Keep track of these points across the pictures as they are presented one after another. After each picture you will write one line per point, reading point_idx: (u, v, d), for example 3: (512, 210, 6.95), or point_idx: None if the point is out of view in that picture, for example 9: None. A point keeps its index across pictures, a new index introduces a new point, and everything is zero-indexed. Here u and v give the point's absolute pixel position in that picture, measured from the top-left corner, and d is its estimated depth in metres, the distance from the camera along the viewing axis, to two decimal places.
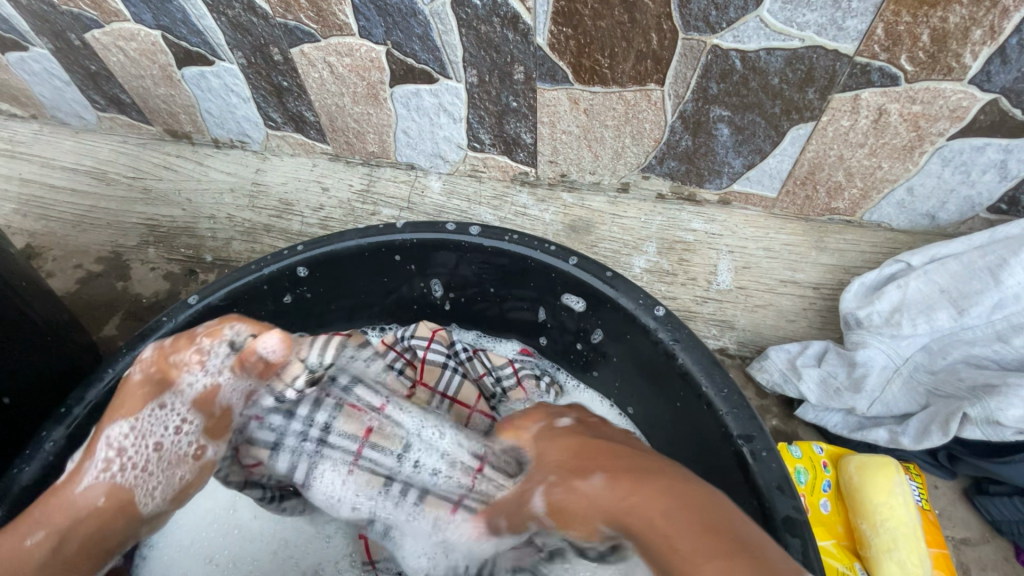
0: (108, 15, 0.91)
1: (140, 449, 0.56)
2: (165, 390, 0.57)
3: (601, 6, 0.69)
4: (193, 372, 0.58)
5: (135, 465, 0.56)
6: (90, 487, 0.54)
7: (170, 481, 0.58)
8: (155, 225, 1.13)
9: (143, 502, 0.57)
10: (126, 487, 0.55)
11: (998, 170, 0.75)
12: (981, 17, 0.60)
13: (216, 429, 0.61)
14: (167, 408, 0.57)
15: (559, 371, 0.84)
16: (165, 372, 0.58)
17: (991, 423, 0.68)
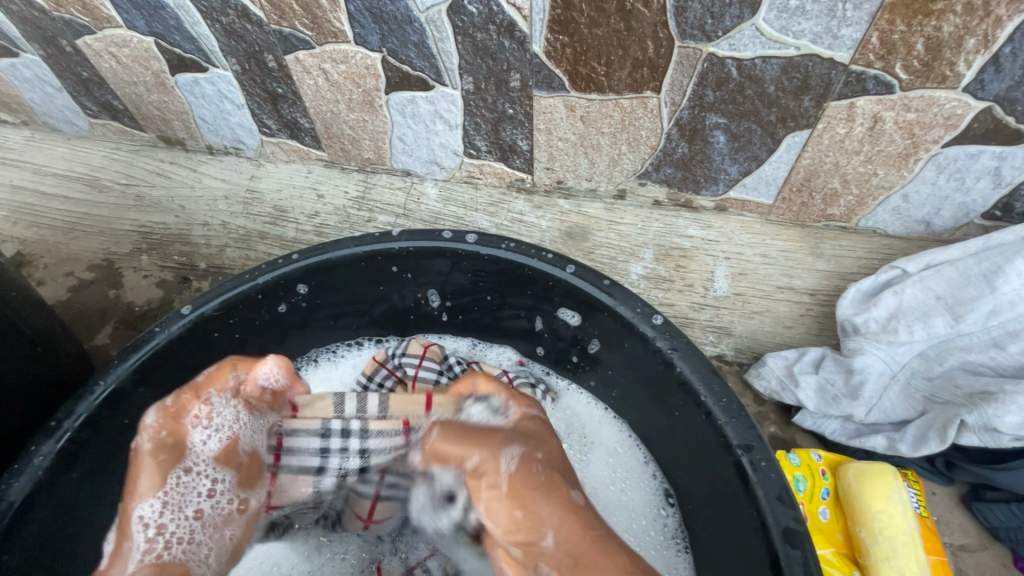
0: (101, 21, 0.90)
1: (179, 522, 0.58)
2: (181, 457, 0.60)
3: (597, 14, 0.69)
4: (199, 431, 0.61)
5: (180, 539, 0.58)
6: (137, 572, 0.55)
7: (223, 543, 0.61)
8: (148, 232, 1.12)
9: (201, 572, 0.58)
10: (178, 561, 0.57)
11: (992, 177, 0.75)
12: (974, 26, 0.61)
13: (248, 478, 0.63)
14: (192, 475, 0.60)
15: (550, 375, 0.83)
16: (173, 441, 0.60)
17: (988, 430, 0.68)
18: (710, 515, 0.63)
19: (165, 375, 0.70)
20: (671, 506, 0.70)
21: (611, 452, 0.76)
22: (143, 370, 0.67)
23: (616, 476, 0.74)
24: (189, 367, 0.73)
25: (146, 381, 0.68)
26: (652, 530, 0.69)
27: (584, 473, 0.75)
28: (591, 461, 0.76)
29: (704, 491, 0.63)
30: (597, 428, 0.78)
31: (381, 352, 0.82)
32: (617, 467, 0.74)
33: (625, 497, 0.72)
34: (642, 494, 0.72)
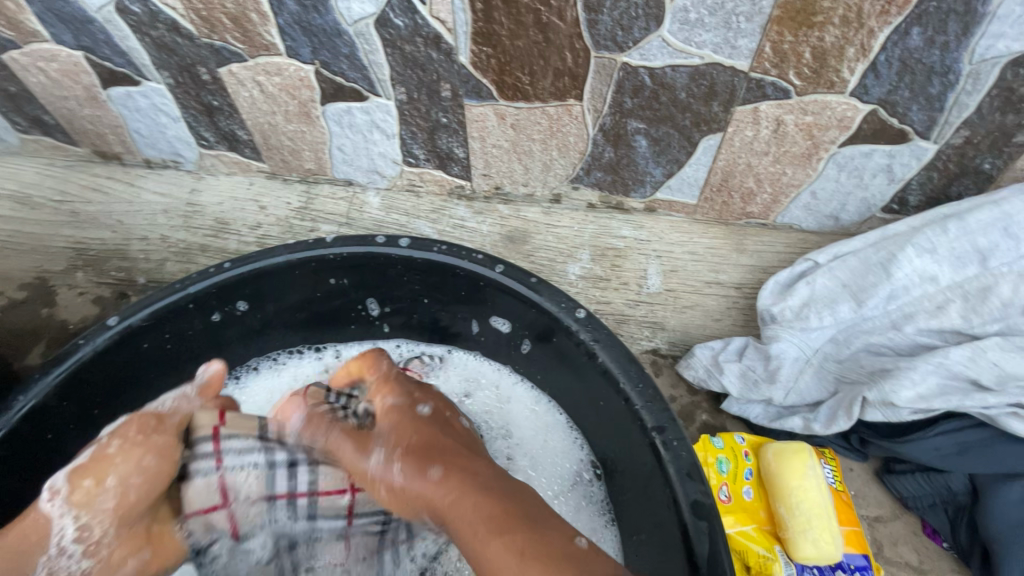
0: (27, 35, 0.89)
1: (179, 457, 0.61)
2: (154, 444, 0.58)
3: (516, 27, 0.73)
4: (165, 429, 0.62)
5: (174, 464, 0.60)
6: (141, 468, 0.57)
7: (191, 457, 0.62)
8: (83, 248, 1.09)
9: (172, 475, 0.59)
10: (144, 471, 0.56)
11: (886, 174, 0.82)
12: (852, 37, 0.67)
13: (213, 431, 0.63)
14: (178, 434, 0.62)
15: (454, 350, 0.86)
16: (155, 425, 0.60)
17: (886, 405, 0.73)
18: (631, 493, 0.66)
19: (90, 388, 0.69)
20: (590, 459, 0.74)
21: (526, 408, 0.80)
22: (66, 384, 0.66)
23: (537, 428, 0.78)
24: (116, 379, 0.71)
25: (71, 396, 0.67)
26: (583, 478, 0.74)
27: (506, 422, 0.79)
28: (507, 418, 0.80)
29: (626, 472, 0.66)
30: (510, 390, 0.82)
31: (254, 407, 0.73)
32: (537, 425, 0.78)
33: (549, 449, 0.76)
34: (565, 445, 0.76)
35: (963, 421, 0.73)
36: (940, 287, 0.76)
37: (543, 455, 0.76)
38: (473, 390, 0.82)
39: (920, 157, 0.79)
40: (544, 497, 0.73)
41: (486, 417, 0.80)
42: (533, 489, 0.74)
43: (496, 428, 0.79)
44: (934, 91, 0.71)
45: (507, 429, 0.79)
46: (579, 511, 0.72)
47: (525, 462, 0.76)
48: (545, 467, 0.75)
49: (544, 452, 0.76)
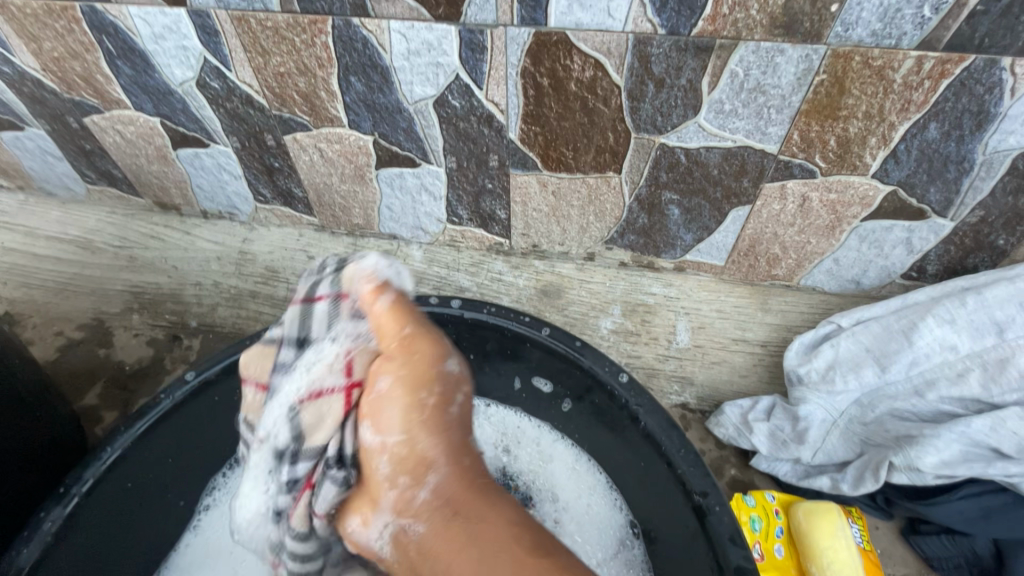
0: (109, 103, 0.97)
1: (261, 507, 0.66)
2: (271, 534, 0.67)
3: (564, 110, 0.80)
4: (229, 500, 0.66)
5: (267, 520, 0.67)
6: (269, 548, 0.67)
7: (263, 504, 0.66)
8: (140, 291, 1.16)
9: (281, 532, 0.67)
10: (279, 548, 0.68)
11: (905, 245, 0.87)
12: (874, 129, 0.73)
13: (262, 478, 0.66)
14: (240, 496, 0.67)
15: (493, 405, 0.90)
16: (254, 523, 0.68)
17: (911, 469, 0.77)
18: (671, 553, 0.69)
19: (168, 438, 0.74)
20: (630, 521, 0.76)
21: (569, 473, 0.83)
22: (147, 435, 0.71)
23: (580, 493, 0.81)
24: (189, 429, 0.77)
25: (149, 446, 0.72)
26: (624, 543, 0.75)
27: (546, 481, 0.83)
28: (550, 483, 0.83)
29: (667, 532, 0.70)
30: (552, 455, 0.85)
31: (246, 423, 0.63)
32: (580, 490, 0.81)
33: (592, 516, 0.79)
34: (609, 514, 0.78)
35: (985, 485, 0.76)
36: (960, 356, 0.80)
37: (585, 520, 0.79)
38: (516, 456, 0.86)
39: (938, 232, 0.84)
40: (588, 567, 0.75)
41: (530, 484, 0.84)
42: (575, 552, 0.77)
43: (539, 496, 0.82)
44: (951, 176, 0.77)
45: (550, 496, 0.82)
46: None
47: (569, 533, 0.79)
48: (590, 535, 0.78)
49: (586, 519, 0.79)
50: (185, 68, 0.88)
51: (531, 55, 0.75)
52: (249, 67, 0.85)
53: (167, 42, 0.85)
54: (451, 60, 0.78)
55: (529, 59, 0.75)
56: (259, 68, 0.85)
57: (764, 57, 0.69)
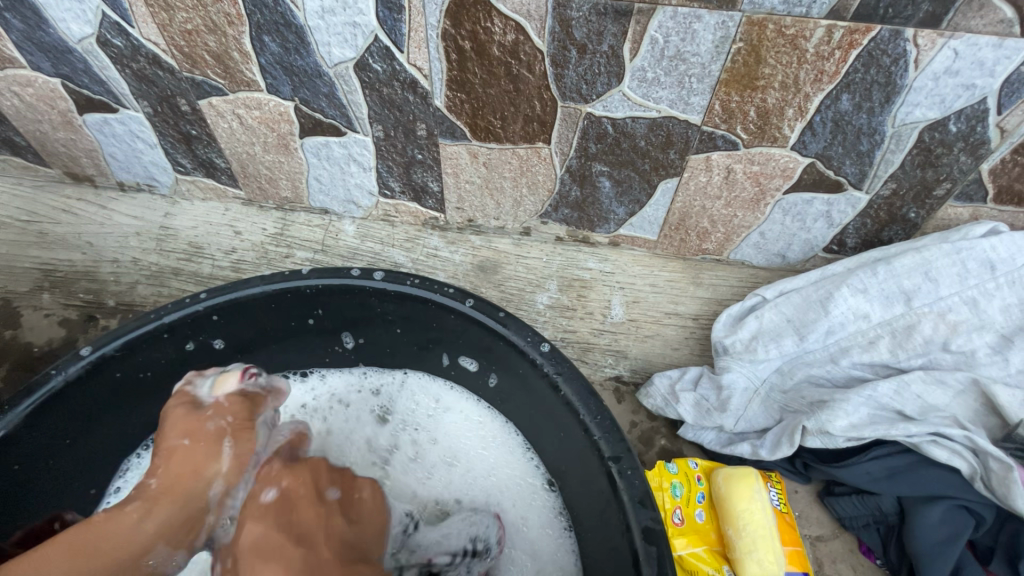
0: (2, 61, 0.89)
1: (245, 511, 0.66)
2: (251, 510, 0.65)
3: (489, 77, 0.78)
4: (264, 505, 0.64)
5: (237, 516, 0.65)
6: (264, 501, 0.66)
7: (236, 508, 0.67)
8: (51, 269, 1.09)
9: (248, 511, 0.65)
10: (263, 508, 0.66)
11: (825, 219, 0.89)
12: (791, 99, 0.74)
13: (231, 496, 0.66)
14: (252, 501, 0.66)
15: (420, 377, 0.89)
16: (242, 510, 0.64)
17: (823, 433, 0.80)
18: (590, 521, 0.70)
19: (60, 419, 0.69)
20: (549, 479, 0.80)
21: (479, 436, 0.85)
22: (36, 414, 0.66)
23: (488, 451, 0.84)
24: (90, 408, 0.72)
25: (40, 425, 0.67)
26: (543, 495, 0.79)
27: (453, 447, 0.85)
28: (460, 452, 0.85)
29: (586, 499, 0.70)
30: (466, 424, 0.86)
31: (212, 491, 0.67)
32: (494, 452, 0.83)
33: (504, 475, 0.82)
34: (523, 471, 0.81)
35: (892, 447, 0.80)
36: (872, 324, 0.83)
37: (495, 468, 0.82)
38: (420, 431, 0.87)
39: (855, 206, 0.86)
40: (510, 511, 0.79)
41: (432, 446, 0.86)
42: (489, 489, 0.81)
43: (443, 452, 0.85)
44: (864, 148, 0.79)
45: (454, 454, 0.85)
46: (533, 540, 0.77)
47: (484, 480, 0.82)
48: (504, 492, 0.81)
49: (495, 481, 0.82)
50: (83, 23, 0.81)
51: (451, 16, 0.72)
52: (154, 23, 0.80)
53: None
54: (369, 20, 0.74)
55: (449, 21, 0.73)
56: (165, 25, 0.79)
57: (682, 23, 0.68)
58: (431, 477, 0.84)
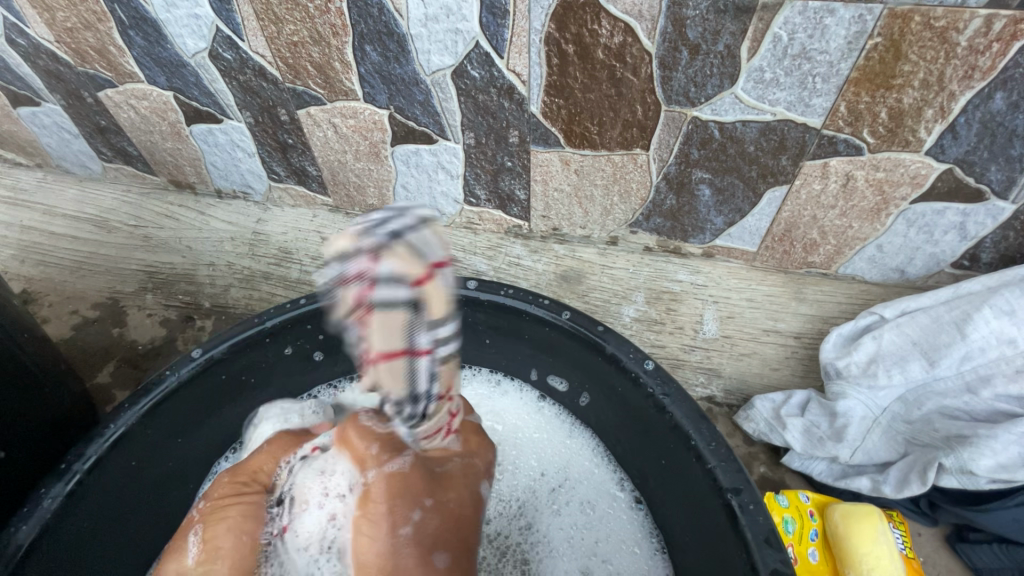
0: (123, 76, 0.95)
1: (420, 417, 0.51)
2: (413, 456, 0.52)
3: (590, 81, 0.76)
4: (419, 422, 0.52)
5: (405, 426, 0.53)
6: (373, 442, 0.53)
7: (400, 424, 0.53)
8: (155, 271, 1.15)
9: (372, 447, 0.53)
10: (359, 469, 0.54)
11: (958, 231, 0.80)
12: (932, 99, 0.67)
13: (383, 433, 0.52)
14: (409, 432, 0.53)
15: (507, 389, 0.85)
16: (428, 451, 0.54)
17: (965, 473, 0.72)
18: (699, 558, 0.64)
19: (172, 418, 0.71)
20: (634, 493, 0.75)
21: (547, 450, 0.80)
22: (150, 413, 0.68)
23: (554, 464, 0.79)
24: (196, 410, 0.74)
25: (152, 425, 0.69)
26: (625, 509, 0.74)
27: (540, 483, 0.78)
28: (520, 471, 0.78)
29: (695, 531, 0.65)
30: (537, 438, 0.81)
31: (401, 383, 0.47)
32: (565, 464, 0.78)
33: (579, 488, 0.76)
34: (597, 483, 0.76)
35: None
36: (1019, 351, 0.74)
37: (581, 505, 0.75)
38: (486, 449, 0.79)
39: (996, 217, 0.77)
40: (597, 550, 0.72)
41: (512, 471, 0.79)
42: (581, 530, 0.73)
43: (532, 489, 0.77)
44: (1015, 153, 0.70)
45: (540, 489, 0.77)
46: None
47: (579, 520, 0.74)
48: (574, 506, 0.75)
49: (567, 496, 0.76)
50: (198, 38, 0.85)
51: (556, 19, 0.70)
52: (262, 36, 0.82)
53: (179, 10, 0.82)
54: (471, 27, 0.73)
55: (554, 24, 0.71)
56: (273, 38, 0.82)
57: (811, 19, 0.63)
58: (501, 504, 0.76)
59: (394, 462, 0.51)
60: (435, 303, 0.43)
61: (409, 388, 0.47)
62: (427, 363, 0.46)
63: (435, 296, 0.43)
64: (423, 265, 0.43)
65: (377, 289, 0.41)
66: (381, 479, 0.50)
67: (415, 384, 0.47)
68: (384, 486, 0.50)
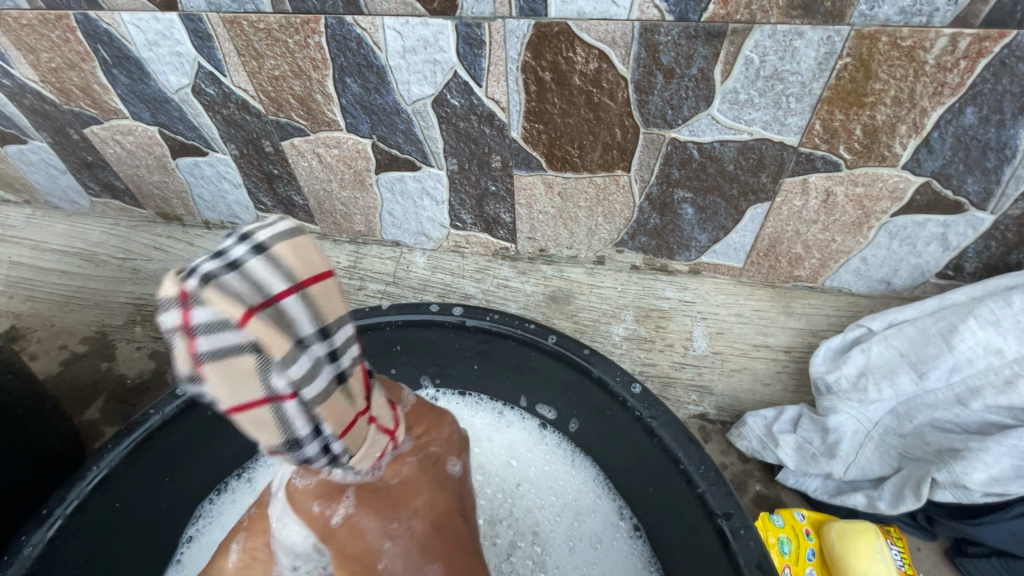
0: (108, 113, 0.96)
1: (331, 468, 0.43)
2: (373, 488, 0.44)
3: (568, 106, 0.76)
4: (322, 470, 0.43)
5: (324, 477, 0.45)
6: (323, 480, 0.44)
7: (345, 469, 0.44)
8: (144, 303, 1.13)
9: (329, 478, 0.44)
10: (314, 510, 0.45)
11: (940, 242, 0.81)
12: (904, 116, 0.68)
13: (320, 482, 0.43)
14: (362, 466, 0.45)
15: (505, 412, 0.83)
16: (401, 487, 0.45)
17: (959, 486, 0.71)
18: None
19: (159, 456, 0.70)
20: (634, 522, 0.72)
21: (551, 480, 0.77)
22: (136, 453, 0.67)
23: (558, 496, 0.76)
24: (184, 447, 0.73)
25: (139, 465, 0.68)
26: (624, 541, 0.72)
27: (534, 519, 0.75)
28: (521, 503, 0.76)
29: (687, 559, 0.63)
30: (539, 467, 0.79)
31: (277, 426, 0.34)
32: (568, 496, 0.76)
33: (583, 521, 0.74)
34: (599, 515, 0.74)
35: None
36: (1006, 361, 0.75)
37: (578, 534, 0.73)
38: (483, 481, 0.78)
39: (976, 227, 0.77)
40: None
41: (503, 499, 0.76)
42: (583, 560, 0.71)
43: (529, 522, 0.75)
44: (990, 165, 0.70)
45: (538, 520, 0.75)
46: None
47: (580, 554, 0.72)
48: (583, 541, 0.72)
49: (571, 530, 0.74)
50: (181, 75, 0.86)
51: (532, 48, 0.71)
52: (244, 71, 0.83)
53: (162, 48, 0.83)
54: (449, 57, 0.74)
55: (530, 53, 0.72)
56: (254, 72, 0.83)
57: (781, 42, 0.64)
58: (501, 543, 0.73)
59: (341, 510, 0.43)
60: (270, 340, 0.32)
61: (302, 421, 0.35)
62: (306, 396, 0.34)
63: (269, 329, 0.31)
64: (246, 300, 0.31)
65: (198, 341, 0.30)
66: (343, 530, 0.43)
67: (293, 432, 0.34)
68: (339, 537, 0.43)
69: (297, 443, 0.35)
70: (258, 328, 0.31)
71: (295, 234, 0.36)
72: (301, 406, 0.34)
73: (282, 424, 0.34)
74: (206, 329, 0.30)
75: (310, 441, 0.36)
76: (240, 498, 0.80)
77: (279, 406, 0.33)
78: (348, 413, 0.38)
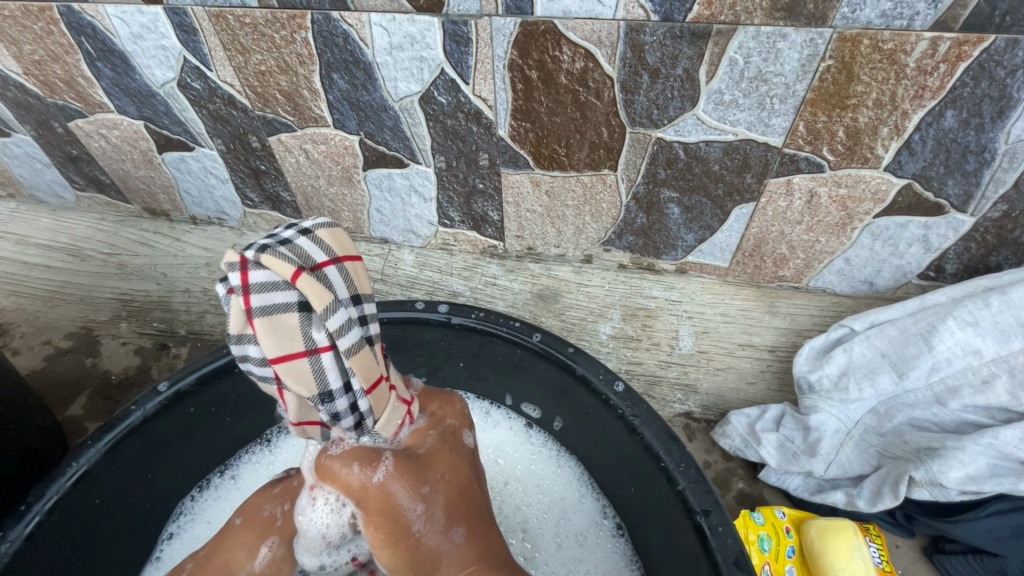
0: (93, 106, 0.95)
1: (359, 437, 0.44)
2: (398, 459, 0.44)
3: (555, 105, 0.77)
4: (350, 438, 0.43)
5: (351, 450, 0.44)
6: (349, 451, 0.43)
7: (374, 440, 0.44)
8: (128, 299, 1.16)
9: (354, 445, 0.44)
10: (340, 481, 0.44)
11: (922, 243, 0.81)
12: (886, 118, 0.68)
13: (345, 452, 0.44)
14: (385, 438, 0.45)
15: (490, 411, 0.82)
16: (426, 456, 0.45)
17: (935, 484, 0.72)
18: None
19: (140, 453, 0.71)
20: (618, 519, 0.71)
21: (536, 478, 0.77)
22: (115, 448, 0.68)
23: (544, 494, 0.75)
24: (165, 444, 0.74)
25: (118, 461, 0.69)
26: (609, 538, 0.70)
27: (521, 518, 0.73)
28: (508, 502, 0.75)
29: (667, 557, 0.64)
30: (525, 466, 0.78)
31: (310, 377, 0.36)
32: (555, 494, 0.75)
33: (569, 519, 0.73)
34: (584, 513, 0.73)
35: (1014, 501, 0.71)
36: (984, 361, 0.76)
37: (565, 529, 0.72)
38: None
39: (957, 229, 0.78)
40: None
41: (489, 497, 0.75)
42: (571, 557, 0.70)
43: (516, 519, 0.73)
44: (970, 167, 0.71)
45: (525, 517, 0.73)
46: None
47: (569, 551, 0.70)
48: (569, 539, 0.71)
49: (558, 527, 0.72)
50: (166, 68, 0.86)
51: (518, 46, 0.71)
52: (230, 66, 0.83)
53: (146, 41, 0.83)
54: (436, 54, 0.74)
55: (515, 51, 0.72)
56: (240, 67, 0.82)
57: (765, 43, 0.64)
58: None
59: (378, 472, 0.42)
60: (315, 297, 0.35)
61: (334, 375, 0.37)
62: (340, 353, 0.36)
63: (312, 286, 0.35)
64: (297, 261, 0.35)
65: (252, 292, 0.34)
66: (378, 494, 0.42)
67: (325, 384, 0.37)
68: (370, 504, 0.42)
69: (328, 396, 0.37)
70: (304, 282, 0.35)
71: (332, 224, 0.40)
72: (334, 361, 0.36)
73: (315, 377, 0.36)
74: (257, 280, 0.34)
75: (340, 396, 0.38)
76: (226, 496, 0.77)
77: (314, 359, 0.36)
78: (376, 377, 0.40)
